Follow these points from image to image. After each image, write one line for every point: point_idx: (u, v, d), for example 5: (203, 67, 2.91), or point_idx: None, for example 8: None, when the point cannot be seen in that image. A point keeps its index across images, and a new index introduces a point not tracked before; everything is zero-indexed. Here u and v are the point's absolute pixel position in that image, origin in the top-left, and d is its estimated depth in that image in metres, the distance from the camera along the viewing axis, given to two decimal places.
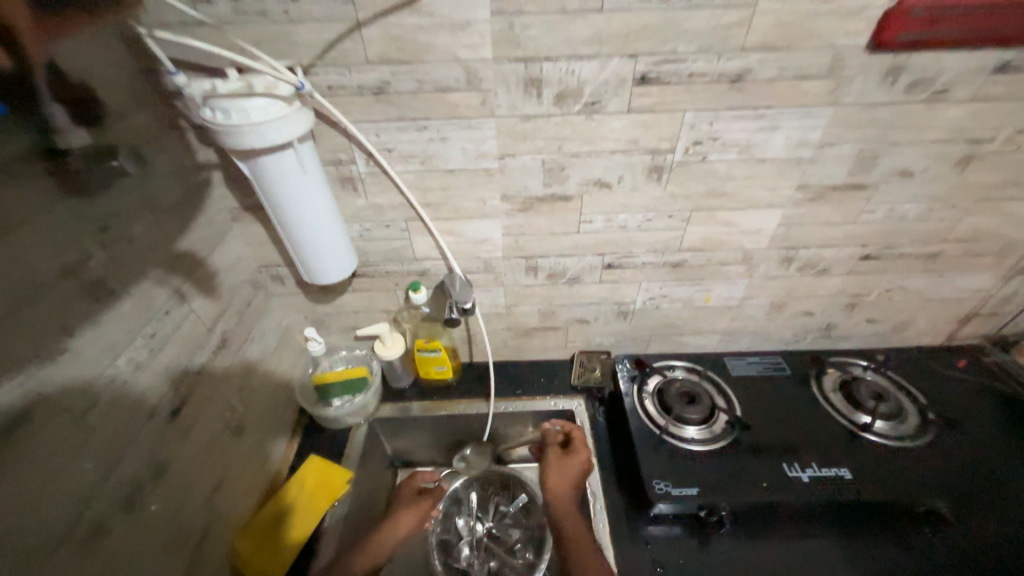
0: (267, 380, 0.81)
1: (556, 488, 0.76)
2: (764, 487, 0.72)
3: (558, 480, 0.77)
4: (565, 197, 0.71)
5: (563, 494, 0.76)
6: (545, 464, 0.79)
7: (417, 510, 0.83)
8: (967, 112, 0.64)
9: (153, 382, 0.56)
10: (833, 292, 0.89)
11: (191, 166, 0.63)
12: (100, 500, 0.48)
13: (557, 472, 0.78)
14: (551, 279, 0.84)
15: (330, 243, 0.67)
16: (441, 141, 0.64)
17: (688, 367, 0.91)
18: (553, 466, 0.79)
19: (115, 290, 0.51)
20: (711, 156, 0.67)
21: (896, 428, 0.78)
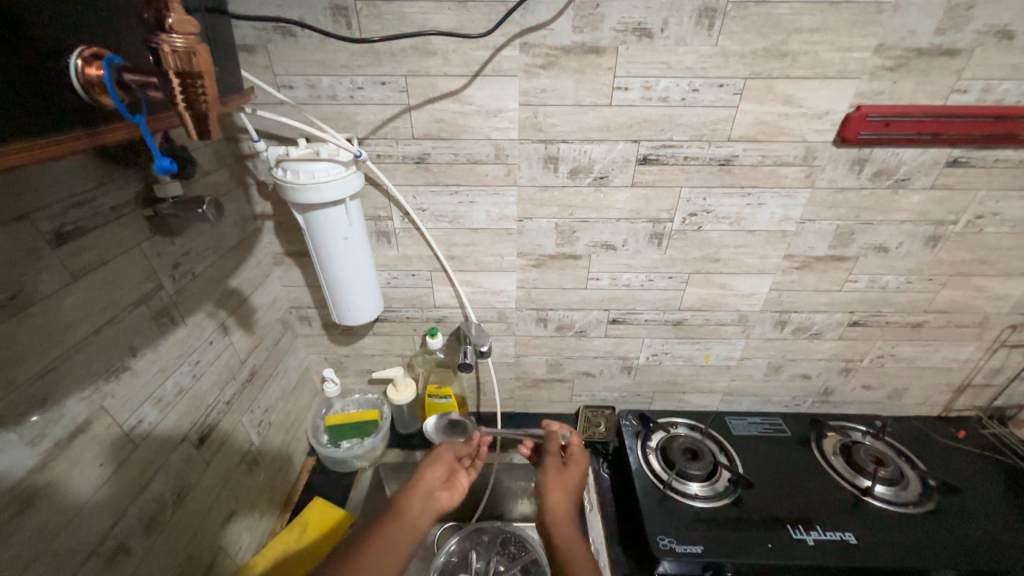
0: (283, 416, 0.85)
1: (559, 508, 0.66)
2: (771, 549, 0.71)
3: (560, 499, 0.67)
4: (575, 256, 0.79)
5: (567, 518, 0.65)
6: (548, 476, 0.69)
7: (440, 465, 0.70)
8: (928, 198, 0.73)
9: (190, 407, 0.61)
10: (827, 356, 0.93)
11: (250, 216, 0.73)
12: (129, 517, 0.51)
13: (563, 489, 0.68)
14: (560, 331, 0.90)
15: (363, 287, 0.74)
16: (469, 204, 0.73)
17: (691, 425, 0.93)
18: (558, 483, 0.69)
19: (174, 319, 0.58)
20: (705, 226, 0.76)
21: (898, 494, 0.79)
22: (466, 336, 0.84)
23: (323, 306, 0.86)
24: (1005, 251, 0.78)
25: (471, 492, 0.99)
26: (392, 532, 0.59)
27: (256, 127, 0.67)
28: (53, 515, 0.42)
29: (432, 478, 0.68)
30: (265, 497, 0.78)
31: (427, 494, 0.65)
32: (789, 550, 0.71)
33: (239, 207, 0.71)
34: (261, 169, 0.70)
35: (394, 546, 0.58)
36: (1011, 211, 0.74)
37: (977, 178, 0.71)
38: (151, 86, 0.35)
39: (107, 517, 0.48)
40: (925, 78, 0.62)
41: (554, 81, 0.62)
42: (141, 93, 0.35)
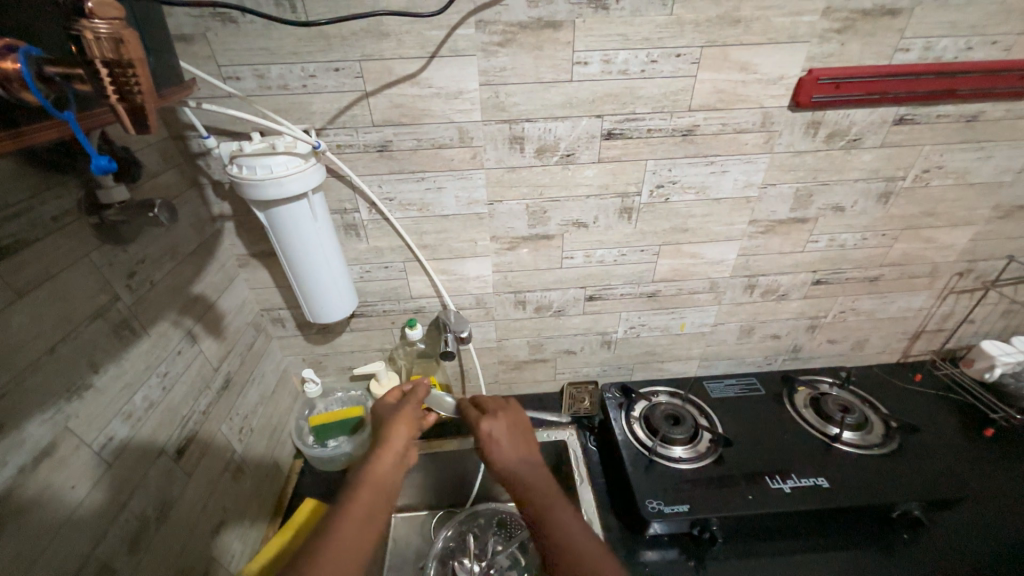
0: (266, 420, 0.83)
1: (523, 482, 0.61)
2: (750, 499, 0.75)
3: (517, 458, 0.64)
4: (548, 237, 0.80)
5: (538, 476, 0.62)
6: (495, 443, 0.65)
7: (406, 424, 0.70)
8: (878, 156, 0.76)
9: (164, 420, 0.59)
10: (794, 315, 0.98)
11: (207, 217, 0.70)
12: (112, 536, 0.50)
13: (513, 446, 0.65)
14: (538, 312, 0.90)
15: (335, 283, 0.72)
16: (437, 191, 0.72)
17: (672, 392, 0.96)
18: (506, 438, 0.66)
19: (137, 331, 0.55)
20: (672, 197, 0.77)
21: (863, 438, 0.84)
22: (445, 324, 0.83)
23: (295, 306, 0.84)
24: (950, 202, 0.83)
25: (463, 479, 1.00)
26: (368, 498, 0.58)
27: (204, 123, 0.63)
28: (27, 543, 0.41)
29: (403, 438, 0.68)
30: (254, 506, 0.77)
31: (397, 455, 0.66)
32: (768, 499, 0.75)
33: (195, 208, 0.68)
34: (215, 168, 0.67)
35: (375, 512, 0.57)
36: (954, 163, 0.78)
37: (922, 134, 0.74)
38: (79, 79, 0.33)
39: (88, 538, 0.47)
40: (870, 39, 0.64)
41: (512, 59, 0.62)
42: (67, 86, 0.33)
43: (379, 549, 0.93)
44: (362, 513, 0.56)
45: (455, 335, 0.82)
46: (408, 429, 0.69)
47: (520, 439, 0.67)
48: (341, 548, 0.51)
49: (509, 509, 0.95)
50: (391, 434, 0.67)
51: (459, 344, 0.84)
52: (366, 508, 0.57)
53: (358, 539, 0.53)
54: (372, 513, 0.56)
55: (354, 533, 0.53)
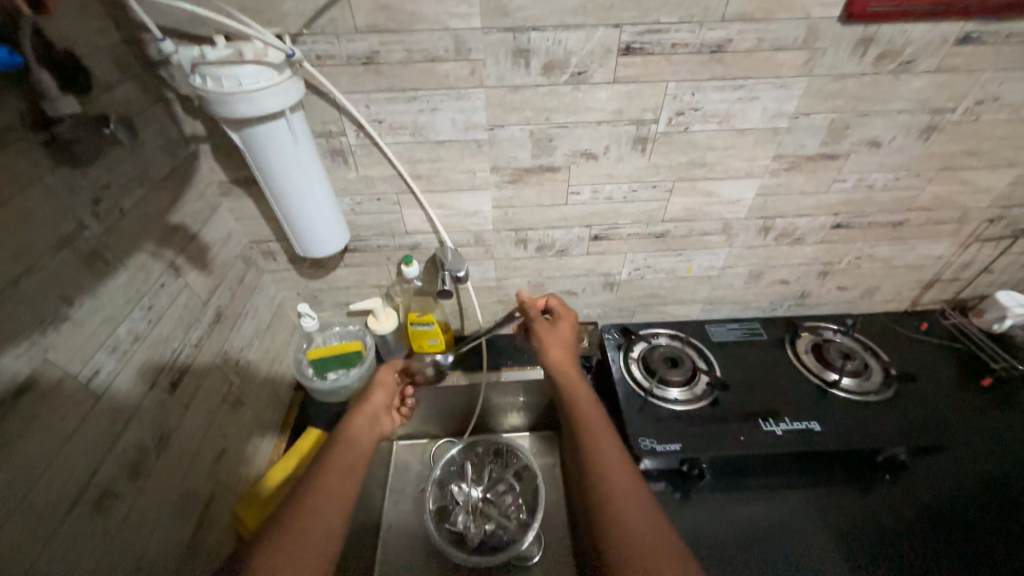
0: (263, 354, 0.83)
1: (576, 386, 0.68)
2: (742, 440, 0.76)
3: (563, 360, 0.71)
4: (553, 169, 0.73)
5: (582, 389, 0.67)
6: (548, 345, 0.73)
7: (382, 391, 0.77)
8: (930, 83, 0.67)
9: (153, 353, 0.58)
10: (807, 260, 0.94)
11: (179, 138, 0.64)
12: (111, 462, 0.51)
13: (564, 349, 0.73)
14: (540, 251, 0.86)
15: (323, 215, 0.67)
16: (431, 112, 0.65)
17: (672, 335, 0.95)
18: (556, 345, 0.74)
19: (112, 263, 0.52)
20: (693, 126, 0.69)
21: (861, 384, 0.84)
22: (442, 262, 0.79)
23: (285, 238, 0.80)
24: (999, 139, 0.75)
25: (461, 412, 1.03)
26: (347, 451, 0.63)
27: (159, 24, 0.55)
28: (21, 471, 0.41)
29: (378, 402, 0.75)
30: (255, 436, 0.79)
31: (373, 417, 0.73)
32: (760, 441, 0.76)
33: (165, 127, 0.61)
34: (180, 80, 0.60)
35: (354, 461, 0.62)
36: (1013, 94, 0.69)
37: (985, 58, 0.65)
38: None
39: (87, 465, 0.48)
40: None
41: None
42: None
43: (381, 473, 0.98)
44: (344, 462, 0.61)
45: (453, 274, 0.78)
46: (383, 395, 0.77)
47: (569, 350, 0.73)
48: (330, 488, 0.55)
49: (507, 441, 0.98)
50: (368, 398, 0.75)
51: (456, 283, 0.81)
52: (346, 458, 0.62)
53: (342, 482, 0.57)
54: (352, 464, 0.61)
55: (337, 476, 0.58)
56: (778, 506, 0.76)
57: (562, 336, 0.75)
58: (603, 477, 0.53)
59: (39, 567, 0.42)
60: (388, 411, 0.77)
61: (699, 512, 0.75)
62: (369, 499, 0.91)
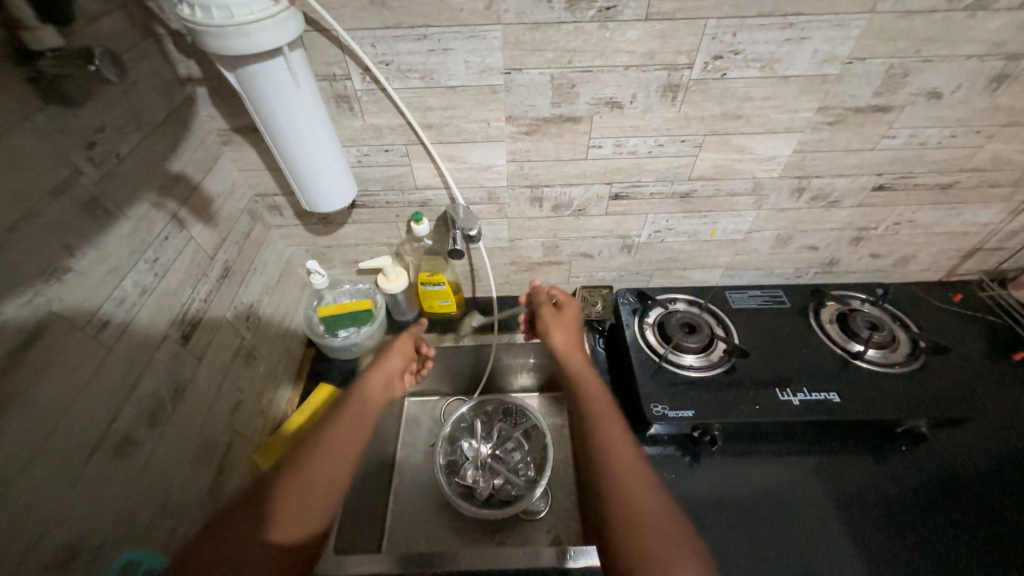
0: (274, 310, 0.82)
1: (579, 366, 0.69)
2: (757, 409, 0.75)
3: (566, 343, 0.72)
4: (574, 119, 0.67)
5: (586, 371, 0.68)
6: (550, 327, 0.73)
7: (399, 353, 0.77)
8: (1011, 22, 0.59)
9: (161, 305, 0.56)
10: (840, 225, 0.88)
11: (174, 80, 0.60)
12: (128, 413, 0.51)
13: (564, 329, 0.73)
14: (556, 211, 0.82)
15: (328, 165, 0.63)
16: (443, 53, 0.59)
17: (691, 300, 0.91)
18: (559, 329, 0.73)
19: (114, 214, 0.50)
20: (731, 73, 0.62)
21: (887, 356, 0.81)
22: (454, 221, 0.76)
23: (291, 192, 0.77)
24: None
25: (472, 371, 1.03)
26: (360, 406, 0.65)
27: None
28: (35, 421, 0.41)
29: (395, 364, 0.75)
30: (270, 388, 0.80)
31: (389, 372, 0.74)
32: (776, 410, 0.75)
33: (157, 67, 0.57)
34: (170, 12, 0.55)
35: (365, 417, 0.64)
36: None
37: None
38: None
39: (103, 415, 0.48)
40: None
41: None
42: None
43: (394, 428, 0.99)
44: (356, 416, 0.63)
45: (465, 233, 0.75)
46: (399, 358, 0.77)
47: (571, 330, 0.74)
48: (337, 438, 0.58)
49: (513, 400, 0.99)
50: (387, 358, 0.75)
51: (468, 243, 0.78)
52: (359, 413, 0.64)
53: (351, 437, 0.60)
54: (362, 419, 0.63)
55: (346, 429, 0.60)
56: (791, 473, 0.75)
57: (562, 320, 0.75)
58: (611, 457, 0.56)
59: (62, 512, 0.43)
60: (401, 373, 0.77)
61: (708, 476, 0.75)
62: (383, 452, 0.93)
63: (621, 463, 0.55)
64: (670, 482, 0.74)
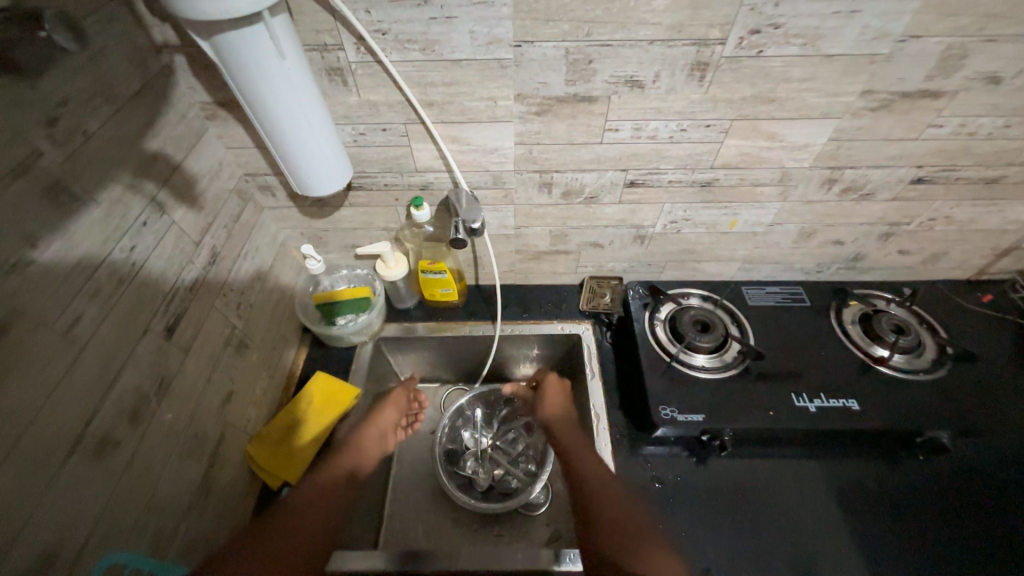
0: (267, 297, 0.79)
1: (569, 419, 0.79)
2: (771, 415, 0.71)
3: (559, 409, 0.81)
4: (589, 99, 0.61)
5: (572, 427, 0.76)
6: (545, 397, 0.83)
7: (392, 406, 0.83)
8: None
9: (142, 297, 0.53)
10: (870, 220, 0.82)
11: (149, 47, 0.54)
12: (108, 411, 0.48)
13: (559, 397, 0.82)
14: (566, 198, 0.77)
15: (319, 145, 0.58)
16: (445, 21, 0.53)
17: (705, 296, 0.87)
18: (552, 391, 0.83)
19: (81, 198, 0.45)
20: (767, 50, 0.56)
21: (911, 362, 0.76)
22: (456, 209, 0.71)
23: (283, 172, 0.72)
24: None
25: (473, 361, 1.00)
26: (349, 461, 0.71)
27: None
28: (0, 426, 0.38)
29: (386, 419, 0.80)
30: (264, 378, 0.77)
31: (381, 436, 0.78)
32: (791, 416, 0.71)
33: (128, 32, 0.52)
34: None
35: (352, 474, 0.69)
36: None
37: None
38: None
39: (79, 416, 0.45)
40: None
41: None
42: None
43: None
44: (339, 483, 0.67)
45: (469, 227, 0.69)
46: (394, 409, 0.83)
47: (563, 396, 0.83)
48: (327, 489, 0.65)
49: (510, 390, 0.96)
50: (379, 412, 0.80)
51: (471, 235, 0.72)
52: (348, 468, 0.70)
53: (339, 491, 0.66)
54: (349, 479, 0.69)
55: (333, 489, 0.66)
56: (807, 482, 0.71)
57: (557, 391, 0.83)
58: (617, 542, 0.59)
59: (36, 520, 0.40)
60: (394, 430, 0.82)
61: (715, 480, 0.72)
62: None
63: (625, 531, 0.60)
64: (675, 485, 0.71)
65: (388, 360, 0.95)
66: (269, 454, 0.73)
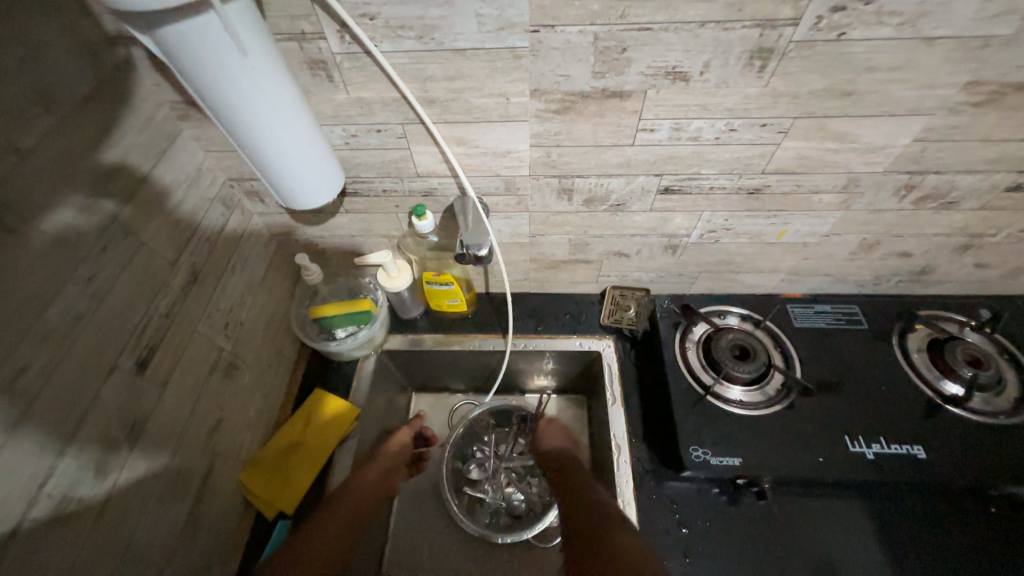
0: (260, 310, 0.72)
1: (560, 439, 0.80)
2: (820, 461, 0.62)
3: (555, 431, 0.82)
4: (621, 95, 0.51)
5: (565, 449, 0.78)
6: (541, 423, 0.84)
7: (393, 448, 0.78)
8: None
9: (105, 332, 0.47)
10: (949, 231, 0.70)
11: (101, 39, 0.46)
12: (66, 467, 0.43)
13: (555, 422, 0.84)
14: (589, 205, 0.67)
15: (302, 153, 0.50)
16: (445, 2, 0.43)
17: (744, 315, 0.77)
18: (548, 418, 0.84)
19: (16, 227, 0.39)
20: (851, 33, 0.44)
21: (988, 402, 0.65)
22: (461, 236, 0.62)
23: None
24: None
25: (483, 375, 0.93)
26: (347, 509, 0.66)
27: None
28: None
29: (387, 462, 0.76)
30: (258, 398, 0.72)
31: (380, 479, 0.73)
32: (843, 463, 0.62)
33: (72, 22, 0.44)
34: None
35: (349, 528, 0.64)
36: None
37: None
38: None
39: (29, 477, 0.39)
40: None
41: None
42: None
43: None
44: (335, 538, 0.62)
45: (473, 255, 0.61)
46: (395, 451, 0.78)
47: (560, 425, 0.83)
48: (320, 547, 0.60)
49: (517, 404, 0.88)
50: (379, 455, 0.76)
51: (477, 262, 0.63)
52: (346, 518, 0.65)
53: (334, 547, 0.61)
54: (346, 533, 0.63)
55: (327, 545, 0.61)
56: (864, 539, 0.61)
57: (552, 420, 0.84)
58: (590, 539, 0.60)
59: None
60: (395, 471, 0.77)
61: (749, 526, 0.63)
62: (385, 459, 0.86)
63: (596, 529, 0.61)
64: (704, 532, 0.63)
65: (394, 373, 0.89)
66: (263, 483, 0.68)
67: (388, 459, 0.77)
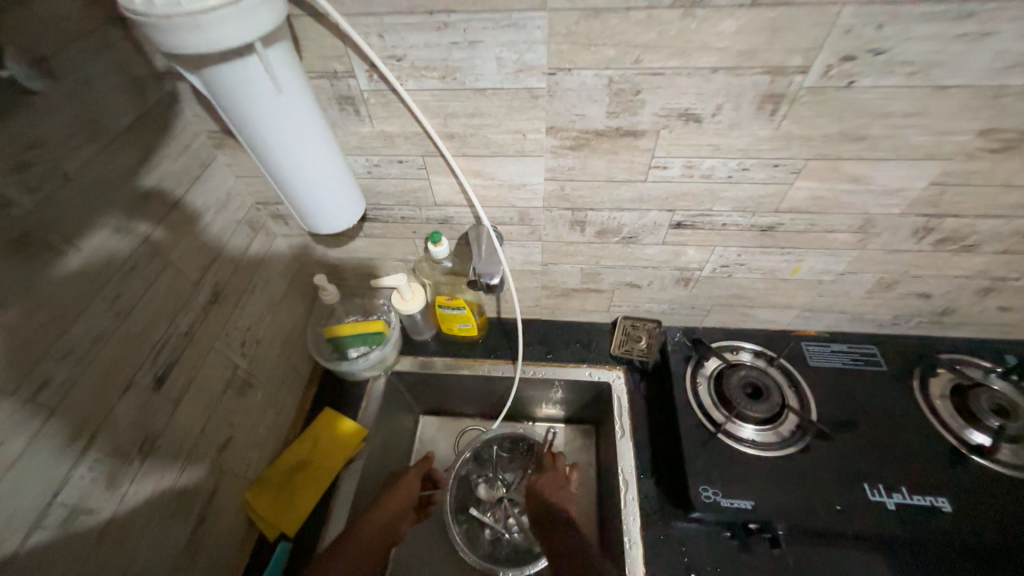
0: (276, 329, 0.74)
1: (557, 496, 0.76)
2: (837, 511, 0.60)
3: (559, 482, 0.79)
4: (634, 134, 0.52)
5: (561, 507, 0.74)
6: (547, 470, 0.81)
7: (404, 490, 0.76)
8: None
9: (127, 348, 0.49)
10: (970, 274, 0.68)
11: (151, 75, 0.51)
12: (78, 479, 0.44)
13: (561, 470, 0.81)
14: (601, 237, 0.68)
15: (324, 185, 0.52)
16: (469, 46, 0.46)
17: (758, 352, 0.76)
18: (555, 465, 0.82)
19: (56, 247, 0.42)
20: (861, 81, 0.45)
21: (1018, 454, 0.63)
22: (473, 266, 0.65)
23: None
24: None
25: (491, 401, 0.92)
26: (351, 557, 0.63)
27: None
28: None
29: (397, 504, 0.74)
30: (269, 416, 0.73)
31: (388, 523, 0.71)
32: (861, 516, 0.60)
33: (125, 61, 0.48)
34: None
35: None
36: None
37: None
38: None
39: (43, 489, 0.41)
40: None
41: None
42: None
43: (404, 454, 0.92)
44: None
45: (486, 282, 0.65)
46: (407, 494, 0.76)
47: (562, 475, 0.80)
48: None
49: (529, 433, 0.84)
50: (390, 498, 0.74)
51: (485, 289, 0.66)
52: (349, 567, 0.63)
53: None
54: None
55: None
56: None
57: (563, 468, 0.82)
58: None
59: None
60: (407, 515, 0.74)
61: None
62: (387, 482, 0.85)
63: None
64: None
65: (405, 396, 0.89)
66: (269, 501, 0.69)
67: (397, 501, 0.74)
